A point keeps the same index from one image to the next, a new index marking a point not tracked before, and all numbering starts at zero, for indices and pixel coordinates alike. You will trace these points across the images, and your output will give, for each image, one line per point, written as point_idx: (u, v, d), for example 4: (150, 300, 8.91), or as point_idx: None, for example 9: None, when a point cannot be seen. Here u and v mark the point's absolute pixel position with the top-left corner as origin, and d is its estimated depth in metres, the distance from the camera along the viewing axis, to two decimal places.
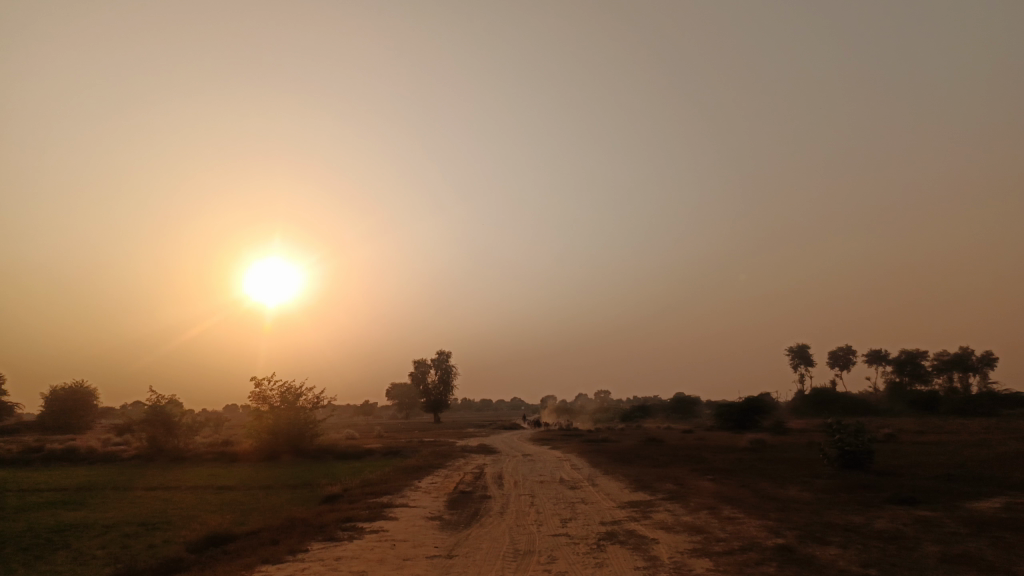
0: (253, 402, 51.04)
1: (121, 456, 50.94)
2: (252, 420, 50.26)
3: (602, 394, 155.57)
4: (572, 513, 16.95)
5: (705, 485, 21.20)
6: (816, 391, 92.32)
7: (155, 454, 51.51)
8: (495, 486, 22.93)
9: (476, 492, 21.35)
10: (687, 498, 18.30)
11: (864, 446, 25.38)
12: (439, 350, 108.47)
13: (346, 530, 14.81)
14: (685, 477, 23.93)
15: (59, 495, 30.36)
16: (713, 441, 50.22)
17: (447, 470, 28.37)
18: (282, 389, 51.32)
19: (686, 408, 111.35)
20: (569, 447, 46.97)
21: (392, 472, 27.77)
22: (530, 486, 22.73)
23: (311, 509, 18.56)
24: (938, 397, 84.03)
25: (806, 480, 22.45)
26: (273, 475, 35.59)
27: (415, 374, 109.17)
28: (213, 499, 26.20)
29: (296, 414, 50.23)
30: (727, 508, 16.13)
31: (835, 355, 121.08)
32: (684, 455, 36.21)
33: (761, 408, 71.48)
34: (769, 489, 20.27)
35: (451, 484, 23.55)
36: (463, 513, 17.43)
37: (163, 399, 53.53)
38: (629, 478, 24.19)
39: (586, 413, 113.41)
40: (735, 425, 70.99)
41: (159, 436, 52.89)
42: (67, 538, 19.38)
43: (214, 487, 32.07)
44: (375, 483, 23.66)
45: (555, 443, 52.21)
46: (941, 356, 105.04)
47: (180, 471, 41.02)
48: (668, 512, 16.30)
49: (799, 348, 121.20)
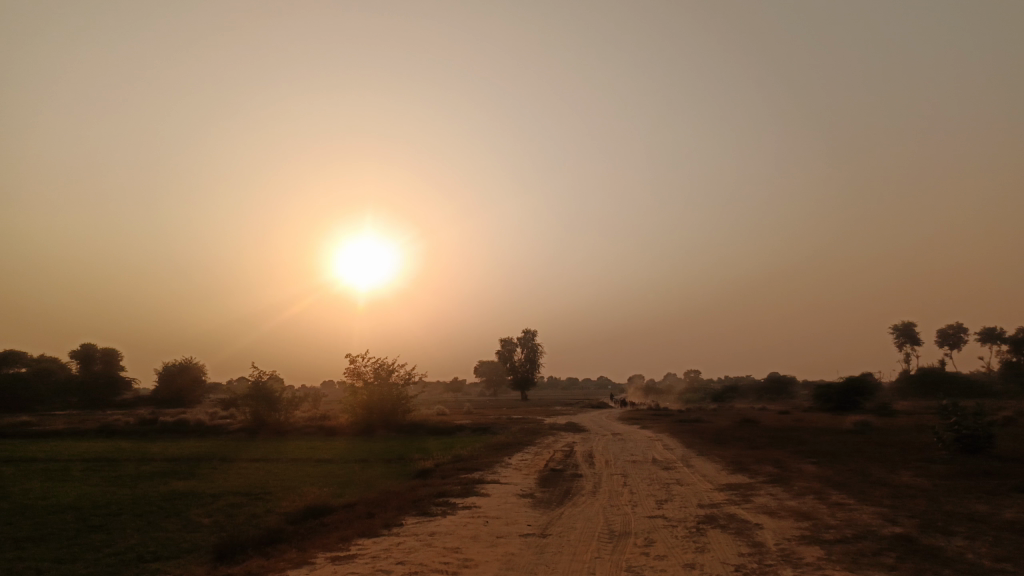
0: (348, 378, 52.56)
1: (227, 429, 53.66)
2: (348, 396, 51.83)
3: (692, 373, 152.44)
4: (667, 494, 16.45)
5: (807, 469, 20.18)
6: (924, 371, 87.26)
7: (258, 427, 53.97)
8: (585, 464, 22.61)
9: (567, 471, 21.09)
10: (790, 482, 17.42)
11: (984, 431, 23.57)
12: (527, 329, 108.81)
13: (439, 505, 14.84)
14: (786, 459, 22.89)
15: (173, 465, 32.19)
16: (812, 422, 48.20)
17: (537, 447, 28.25)
18: (375, 365, 52.58)
19: (780, 388, 107.55)
20: (660, 427, 46.09)
21: (483, 449, 27.94)
22: (622, 466, 22.27)
23: (405, 484, 18.79)
24: None
25: (920, 465, 21.02)
26: (368, 449, 36.56)
27: (503, 352, 110.09)
28: (312, 471, 27.06)
29: (389, 390, 51.41)
30: (835, 493, 15.20)
31: (944, 334, 113.97)
32: (783, 436, 34.79)
33: (864, 389, 68.10)
34: (879, 473, 19.06)
35: (542, 461, 23.39)
36: (555, 491, 17.22)
37: (265, 375, 55.91)
38: (726, 459, 23.37)
39: (676, 392, 111.46)
40: (835, 406, 68.04)
41: (261, 410, 55.38)
42: (178, 505, 20.40)
43: (313, 460, 33.20)
44: (466, 459, 23.78)
45: (645, 422, 51.39)
46: None
47: (282, 444, 42.81)
48: (770, 495, 15.56)
49: (904, 327, 114.79)
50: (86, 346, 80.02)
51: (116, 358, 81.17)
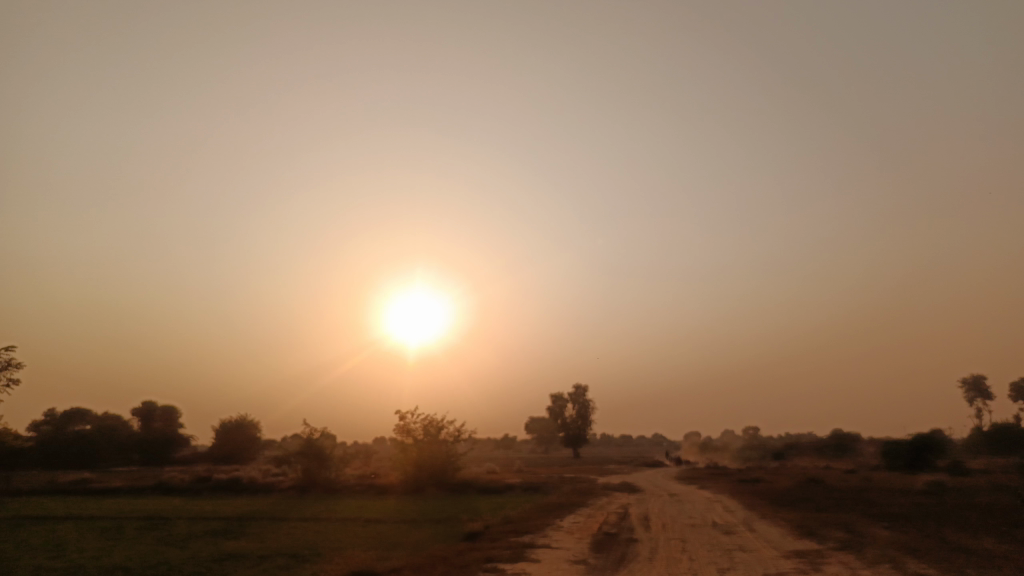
0: (397, 435, 52.26)
1: (279, 487, 53.77)
2: (398, 453, 51.47)
3: (750, 430, 147.51)
4: (729, 562, 15.53)
5: (879, 534, 18.87)
6: (999, 427, 82.48)
7: (309, 485, 53.93)
8: (641, 528, 21.64)
9: (621, 535, 20.20)
10: (862, 549, 16.25)
11: None
12: (577, 384, 107.40)
13: (488, 571, 14.24)
14: (856, 523, 21.51)
15: (223, 524, 32.17)
16: (882, 482, 45.74)
17: (590, 509, 27.29)
18: (424, 422, 52.20)
19: (844, 445, 103.01)
20: (719, 486, 44.37)
21: (533, 510, 27.18)
22: (680, 530, 21.26)
23: (453, 547, 18.23)
24: None
25: (1004, 530, 19.44)
26: (417, 509, 36.02)
27: (553, 408, 108.65)
28: (360, 532, 26.62)
29: (439, 447, 50.86)
30: (912, 561, 14.06)
31: (1019, 387, 108.13)
32: (851, 498, 32.94)
33: (935, 446, 64.62)
34: (960, 539, 17.69)
35: (595, 524, 22.51)
36: (610, 557, 16.45)
37: (316, 432, 56.11)
38: (790, 523, 22.12)
39: (734, 449, 107.76)
40: (905, 465, 64.72)
41: (312, 468, 55.36)
42: (226, 567, 20.25)
43: (363, 520, 32.76)
44: (517, 521, 23.04)
45: (703, 482, 49.45)
46: None
47: (332, 503, 42.56)
48: (841, 564, 14.52)
49: (974, 380, 109.41)
50: (146, 404, 81.91)
51: (174, 415, 82.79)
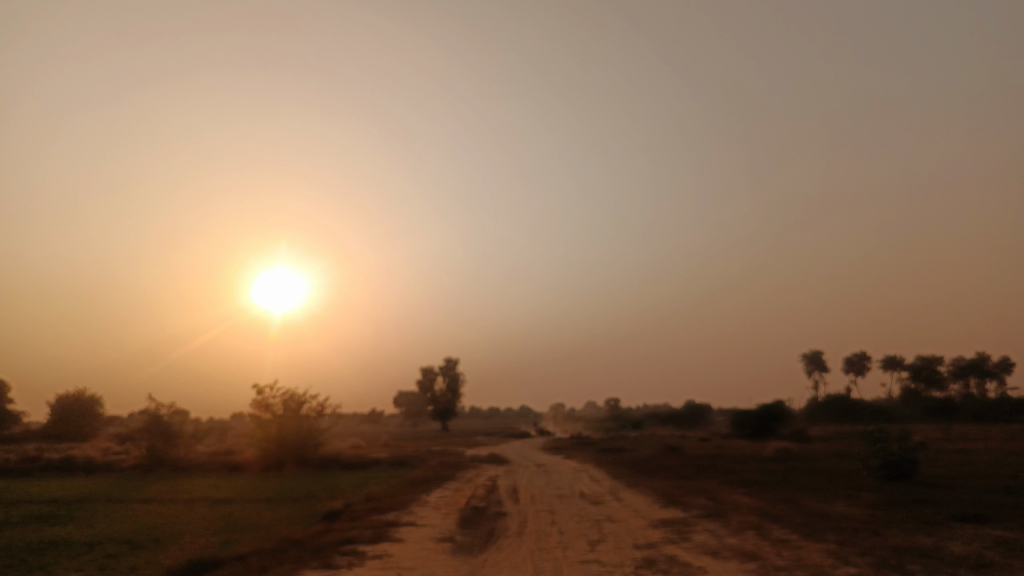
0: (255, 410, 49.24)
1: (120, 466, 49.33)
2: (255, 430, 48.53)
3: (612, 402, 153.43)
4: (599, 534, 15.09)
5: (741, 501, 19.23)
6: (831, 398, 90.06)
7: (155, 464, 49.83)
8: (510, 501, 21.02)
9: (489, 509, 19.50)
10: (727, 516, 16.36)
11: (908, 456, 23.28)
12: (448, 357, 106.79)
13: (344, 554, 12.90)
14: (716, 490, 21.98)
15: (47, 508, 28.67)
16: (733, 449, 48.37)
17: (457, 483, 26.48)
18: (285, 396, 49.46)
19: (697, 415, 109.06)
20: (585, 457, 45.07)
21: (399, 485, 25.99)
22: (548, 502, 20.83)
23: (309, 529, 16.71)
24: (955, 403, 81.40)
25: (850, 494, 20.37)
26: (275, 487, 33.87)
27: (423, 382, 107.66)
28: (207, 514, 24.38)
29: (299, 422, 48.45)
30: (776, 528, 14.14)
31: (849, 362, 118.63)
32: (708, 465, 34.18)
33: (779, 415, 69.37)
34: (815, 504, 18.26)
35: (463, 498, 21.70)
36: (477, 534, 15.57)
37: (163, 407, 51.91)
38: (655, 492, 22.26)
39: (596, 420, 111.41)
40: (753, 433, 69.23)
41: (158, 446, 51.14)
42: (43, 557, 17.62)
43: (212, 500, 30.31)
44: (380, 498, 21.78)
45: (568, 452, 50.16)
46: (957, 363, 102.50)
47: (181, 482, 39.39)
48: (708, 532, 14.42)
49: (813, 355, 118.91)
50: None
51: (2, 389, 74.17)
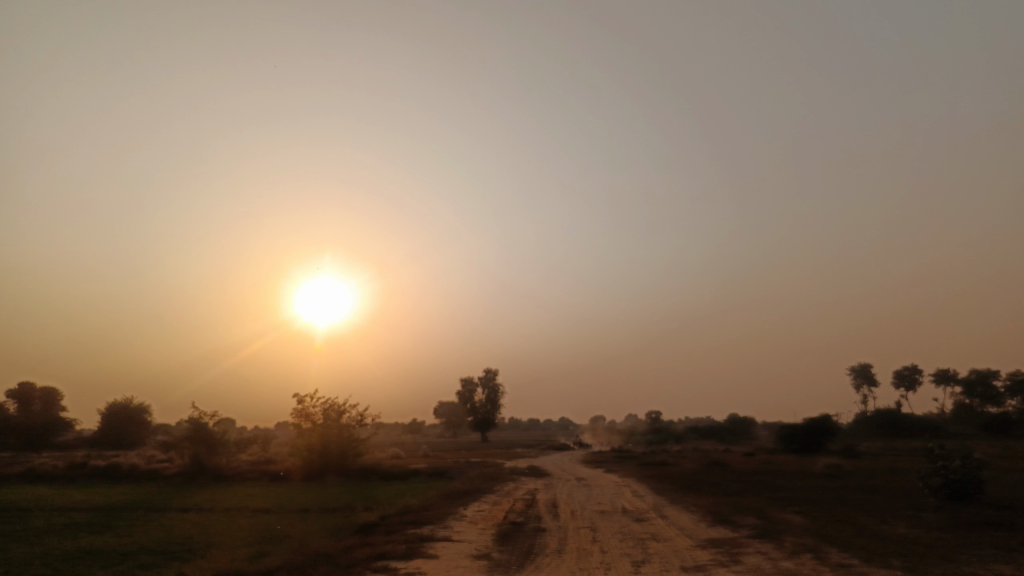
0: (295, 419, 49.43)
1: (164, 474, 49.91)
2: (295, 439, 48.64)
3: (653, 414, 151.25)
4: (643, 553, 14.31)
5: (793, 520, 18.23)
6: (881, 412, 87.04)
7: (197, 472, 50.31)
8: (549, 516, 20.34)
9: (528, 524, 18.83)
10: (779, 538, 15.42)
11: (972, 475, 21.89)
12: (487, 369, 106.44)
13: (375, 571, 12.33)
14: (766, 509, 20.95)
15: (89, 516, 28.85)
16: (780, 465, 46.82)
17: (496, 496, 25.87)
18: (325, 405, 49.56)
19: (741, 428, 106.48)
20: (627, 470, 43.96)
21: (435, 498, 25.46)
22: (589, 517, 20.07)
23: (341, 542, 16.27)
24: (1013, 420, 77.79)
25: (910, 515, 19.15)
26: (313, 497, 33.70)
27: (462, 393, 107.48)
28: (244, 524, 24.17)
29: (339, 431, 48.41)
30: (835, 552, 13.19)
31: (899, 375, 114.73)
32: (756, 481, 32.91)
33: (827, 430, 67.14)
34: (873, 525, 17.16)
35: (500, 513, 21.07)
36: (514, 551, 14.91)
37: (206, 415, 52.44)
38: (701, 509, 21.35)
39: (637, 433, 109.67)
40: (799, 448, 67.08)
41: (201, 454, 51.63)
42: (80, 566, 17.52)
43: (251, 510, 30.19)
44: (415, 511, 21.30)
45: (609, 465, 49.13)
46: (1014, 377, 98.20)
47: (222, 491, 39.57)
48: (760, 555, 13.52)
49: (861, 367, 115.36)
50: (24, 385, 74.94)
51: (56, 397, 76.05)
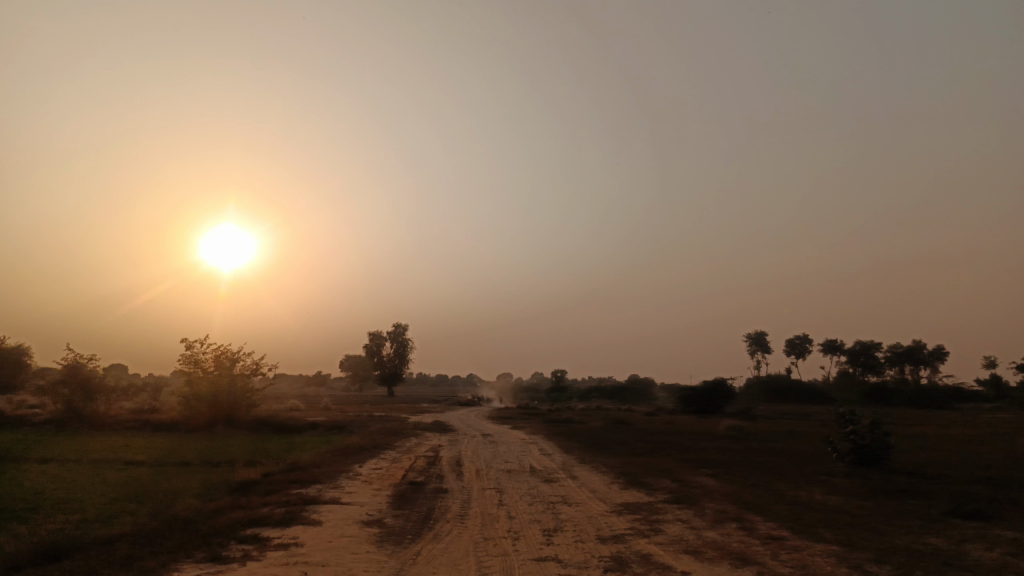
0: (182, 365, 45.69)
1: (31, 420, 45.41)
2: (183, 387, 45.02)
3: (558, 373, 153.29)
4: (554, 520, 12.84)
5: (708, 484, 17.38)
6: (774, 378, 90.41)
7: (70, 420, 46.02)
8: (452, 476, 18.70)
9: (428, 484, 17.14)
10: (699, 504, 14.37)
11: (881, 441, 21.72)
12: (396, 322, 103.93)
13: (242, 542, 10.27)
14: (679, 471, 20.09)
15: None
16: (682, 425, 47.17)
17: (395, 453, 24.10)
18: (217, 352, 46.04)
19: (643, 389, 108.72)
20: (533, 427, 43.03)
21: (330, 453, 23.41)
22: (495, 478, 18.57)
23: (211, 504, 14.05)
24: (893, 389, 82.21)
25: (822, 481, 18.64)
26: (196, 450, 30.92)
27: (370, 346, 104.87)
28: (107, 478, 21.41)
29: (231, 380, 45.11)
30: (761, 522, 12.14)
31: (791, 344, 119.78)
32: (662, 441, 32.51)
33: (725, 393, 68.75)
34: (791, 491, 16.47)
35: (398, 471, 19.30)
36: (410, 516, 13.16)
37: (83, 358, 47.94)
38: (613, 470, 20.29)
39: (541, 391, 110.19)
40: (698, 410, 68.47)
41: (77, 399, 47.30)
42: None
43: (123, 463, 27.19)
44: (304, 468, 19.24)
45: (514, 423, 48.30)
46: (894, 349, 104.00)
47: (95, 441, 36.04)
48: (681, 524, 12.32)
49: (757, 335, 119.77)
50: None
51: None
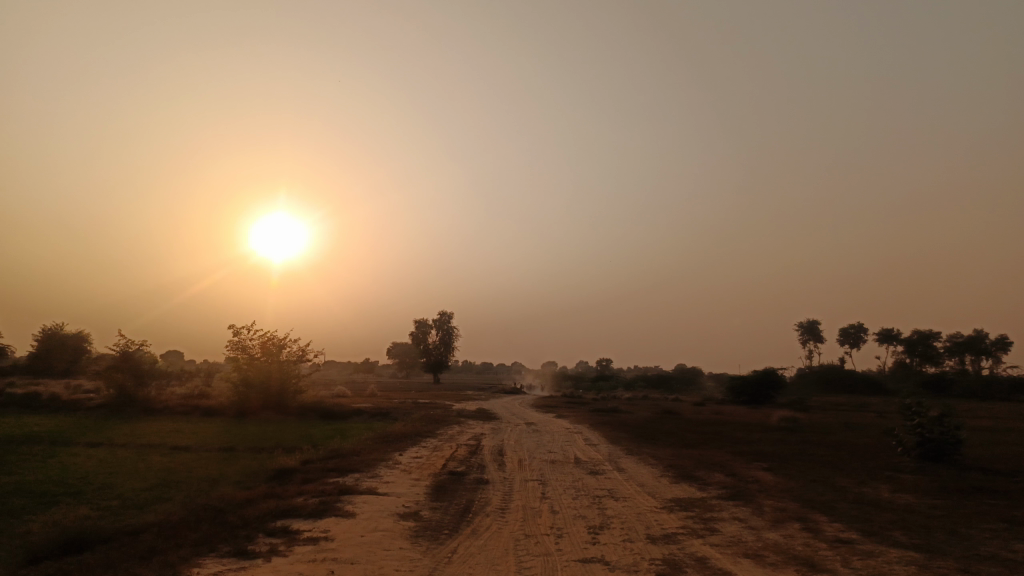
0: (229, 351, 46.11)
1: (86, 405, 46.50)
2: (231, 372, 45.45)
3: (604, 362, 151.98)
4: (600, 517, 12.04)
5: (764, 479, 16.37)
6: (827, 368, 87.74)
7: (123, 404, 46.95)
8: (494, 467, 18.05)
9: (469, 475, 16.51)
10: (756, 501, 13.41)
11: (950, 435, 20.31)
12: (442, 310, 104.09)
13: (270, 535, 9.77)
14: (733, 464, 19.09)
15: None
16: (732, 416, 45.83)
17: (437, 441, 23.65)
18: (263, 338, 46.37)
19: (690, 379, 106.86)
20: (578, 416, 42.24)
21: (370, 440, 23.02)
22: (537, 469, 17.84)
23: (245, 492, 13.65)
24: (953, 380, 78.89)
25: (888, 477, 17.45)
26: (241, 436, 30.97)
27: (416, 334, 105.40)
28: (150, 463, 21.39)
29: (278, 366, 45.37)
30: (826, 523, 11.16)
31: (845, 333, 116.19)
32: (713, 432, 31.43)
33: (776, 383, 66.79)
34: (856, 488, 15.36)
35: (438, 461, 18.72)
36: (447, 508, 12.53)
37: (136, 343, 48.83)
38: (661, 462, 19.39)
39: (586, 380, 109.16)
40: (747, 399, 66.70)
41: (130, 384, 48.26)
42: None
43: (169, 447, 27.35)
44: (344, 456, 18.86)
45: (559, 411, 47.62)
46: (954, 338, 99.86)
47: (145, 425, 36.60)
48: (739, 523, 11.39)
49: (809, 324, 116.61)
50: None
51: None
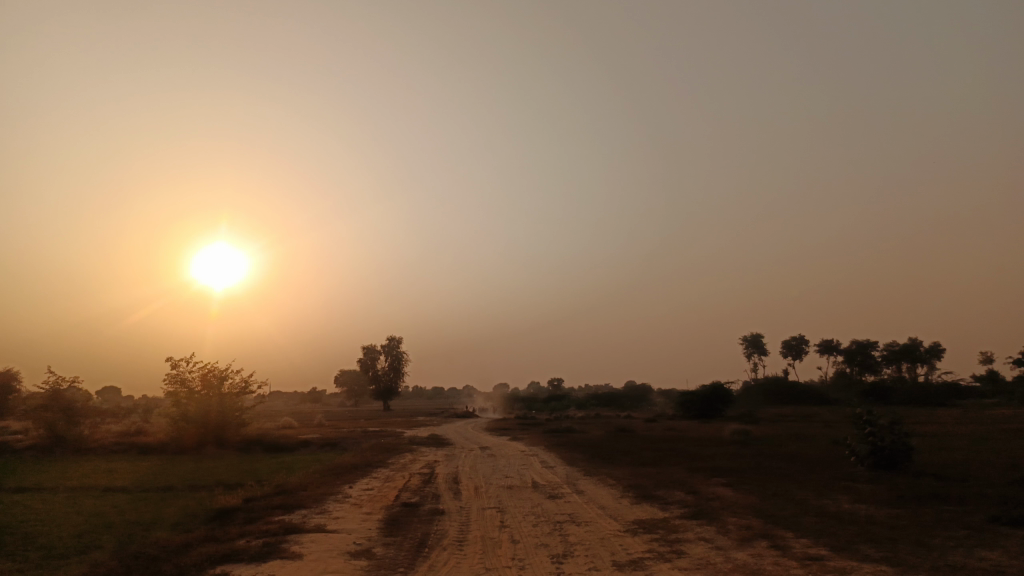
0: (167, 385, 44.12)
1: (12, 447, 43.78)
2: (169, 407, 43.46)
3: (555, 382, 151.96)
4: (563, 544, 11.52)
5: (725, 496, 16.11)
6: (772, 380, 89.34)
7: (53, 446, 44.37)
8: (449, 495, 17.37)
9: (423, 506, 15.81)
10: (721, 519, 13.10)
11: (901, 442, 20.50)
12: (390, 335, 102.50)
13: None
14: (691, 481, 18.85)
15: None
16: (684, 431, 45.93)
17: (389, 471, 22.79)
18: (204, 370, 44.54)
19: (640, 396, 107.41)
20: (531, 438, 41.68)
21: (319, 473, 22.05)
22: (494, 495, 17.23)
23: (182, 536, 12.68)
24: (892, 388, 81.21)
25: (845, 487, 17.43)
26: (180, 473, 29.45)
27: (365, 361, 103.48)
28: (79, 508, 19.98)
29: (220, 399, 43.58)
30: (794, 539, 10.90)
31: (788, 346, 118.78)
32: (668, 449, 31.36)
33: (725, 396, 67.51)
34: (816, 501, 15.23)
35: (391, 492, 17.94)
36: (401, 543, 11.83)
37: (65, 381, 46.32)
38: (620, 482, 19.00)
39: (537, 400, 108.68)
40: (698, 415, 67.17)
41: (60, 424, 45.64)
42: None
43: (102, 490, 25.74)
44: (290, 492, 17.91)
45: (512, 434, 46.97)
46: (891, 347, 103.02)
47: (76, 467, 34.55)
48: (706, 544, 11.02)
49: (753, 338, 118.89)
50: None
51: None
